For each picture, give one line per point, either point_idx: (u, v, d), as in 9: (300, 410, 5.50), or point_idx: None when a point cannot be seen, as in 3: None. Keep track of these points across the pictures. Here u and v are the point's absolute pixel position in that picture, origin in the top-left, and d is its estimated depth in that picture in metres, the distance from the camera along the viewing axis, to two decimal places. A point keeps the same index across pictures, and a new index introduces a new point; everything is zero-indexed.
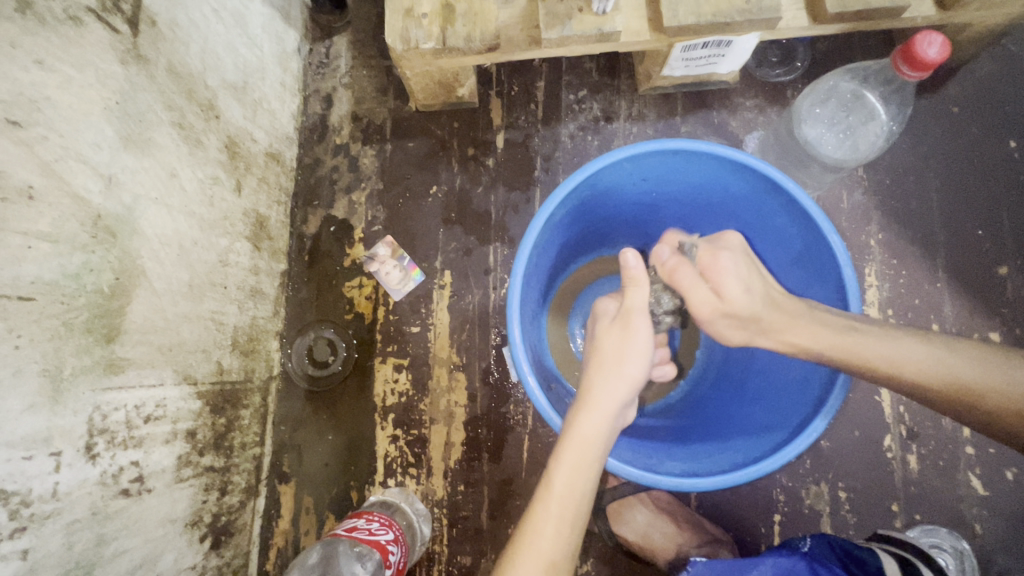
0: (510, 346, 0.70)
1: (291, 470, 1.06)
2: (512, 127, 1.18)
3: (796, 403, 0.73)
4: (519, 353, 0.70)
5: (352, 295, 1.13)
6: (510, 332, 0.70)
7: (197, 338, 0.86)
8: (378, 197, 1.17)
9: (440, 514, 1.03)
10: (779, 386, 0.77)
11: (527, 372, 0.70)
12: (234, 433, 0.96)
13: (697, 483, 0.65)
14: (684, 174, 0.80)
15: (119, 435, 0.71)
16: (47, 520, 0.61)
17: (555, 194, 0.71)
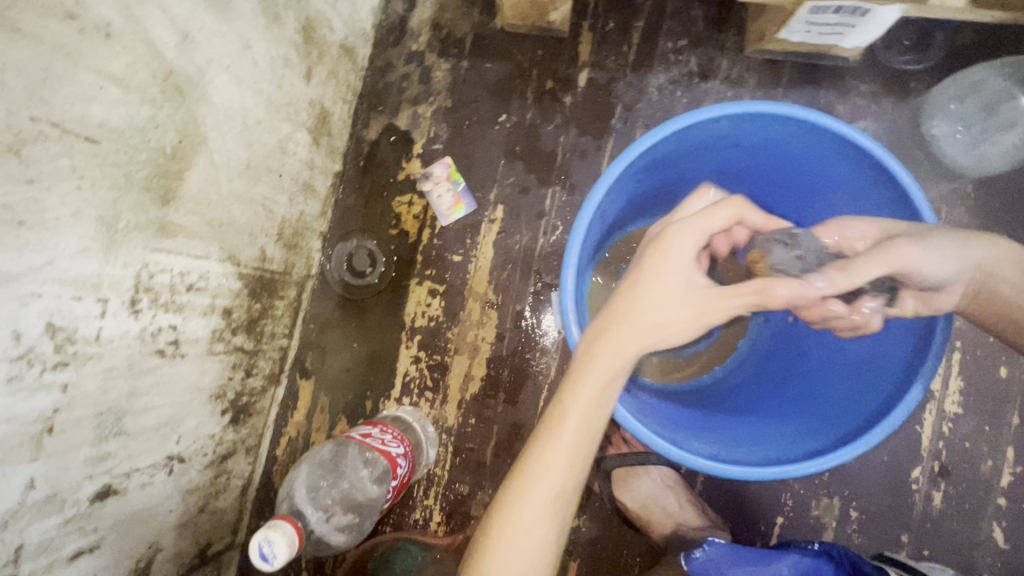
0: (561, 293, 0.66)
1: (313, 367, 1.09)
2: (598, 66, 1.10)
3: (844, 415, 0.69)
4: (568, 311, 0.66)
5: (400, 211, 1.10)
6: (563, 278, 0.66)
7: (246, 219, 0.86)
8: (444, 114, 1.11)
9: (447, 442, 1.05)
10: (827, 394, 0.73)
11: (572, 324, 0.66)
12: (266, 320, 0.98)
13: (723, 469, 0.62)
14: (783, 147, 0.73)
15: (162, 297, 0.72)
16: (88, 362, 0.62)
17: (643, 141, 0.65)
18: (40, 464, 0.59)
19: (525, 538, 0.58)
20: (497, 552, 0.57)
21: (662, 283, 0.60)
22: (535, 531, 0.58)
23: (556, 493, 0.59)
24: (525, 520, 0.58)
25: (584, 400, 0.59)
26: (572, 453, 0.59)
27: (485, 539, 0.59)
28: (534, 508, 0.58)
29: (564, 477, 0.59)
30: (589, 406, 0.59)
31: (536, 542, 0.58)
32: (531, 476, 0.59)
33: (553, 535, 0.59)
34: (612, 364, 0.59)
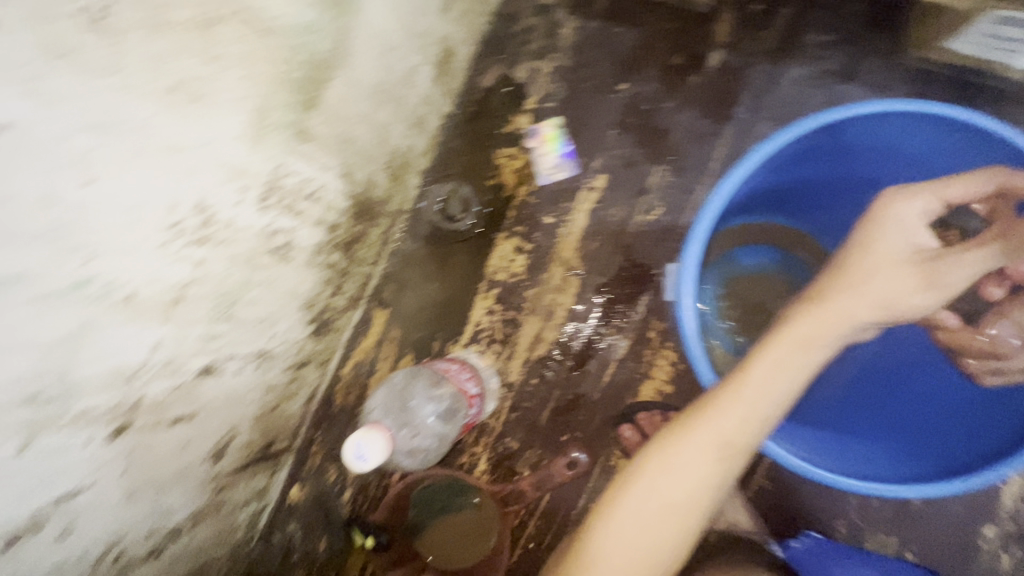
0: (681, 265, 0.65)
1: (389, 299, 1.11)
2: (734, 48, 1.04)
3: (951, 450, 0.70)
4: (686, 312, 0.64)
5: (501, 162, 1.10)
6: (687, 250, 0.65)
7: (365, 141, 0.87)
8: (563, 73, 1.09)
9: (506, 396, 1.06)
10: (936, 432, 0.73)
11: (687, 298, 0.65)
12: (360, 244, 1.00)
13: (841, 482, 0.64)
14: (890, 139, 0.73)
15: (287, 199, 0.74)
16: (220, 245, 0.66)
17: (809, 123, 0.65)
18: (166, 328, 0.63)
19: (681, 473, 0.61)
20: (651, 477, 0.62)
21: (866, 272, 0.63)
22: (694, 468, 0.61)
23: (724, 441, 0.61)
24: (686, 457, 0.61)
25: (773, 364, 0.62)
26: (749, 411, 0.61)
27: (642, 463, 0.63)
28: (697, 448, 0.61)
29: (736, 428, 0.61)
30: (777, 367, 0.62)
31: (692, 478, 0.61)
32: (702, 419, 0.62)
33: (710, 482, 0.61)
34: (807, 337, 0.63)
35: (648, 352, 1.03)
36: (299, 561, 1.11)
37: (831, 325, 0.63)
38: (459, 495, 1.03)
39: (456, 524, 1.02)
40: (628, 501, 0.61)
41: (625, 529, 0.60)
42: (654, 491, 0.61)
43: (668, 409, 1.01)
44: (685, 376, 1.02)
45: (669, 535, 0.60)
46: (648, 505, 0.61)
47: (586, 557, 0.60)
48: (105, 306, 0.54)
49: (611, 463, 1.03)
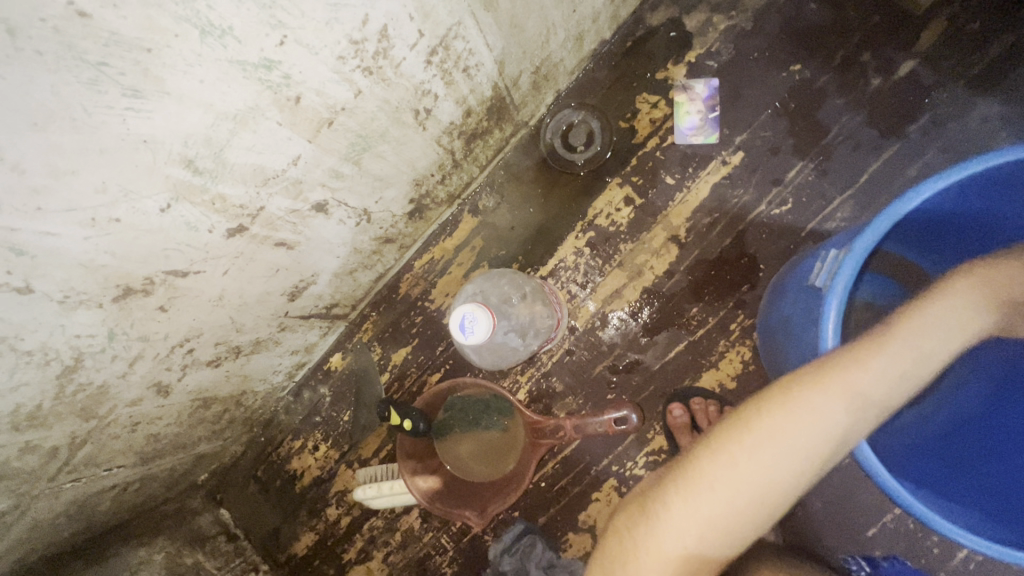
0: (847, 254, 0.62)
1: (484, 209, 1.09)
2: (931, 62, 0.95)
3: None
4: (833, 303, 0.62)
5: (640, 108, 1.05)
6: (859, 241, 0.61)
7: (530, 35, 0.83)
8: (738, 34, 1.02)
9: (567, 338, 1.05)
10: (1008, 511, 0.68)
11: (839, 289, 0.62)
12: (481, 142, 0.97)
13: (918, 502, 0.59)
14: None
15: (449, 63, 0.72)
16: (381, 83, 0.64)
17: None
18: (309, 147, 0.62)
19: (810, 420, 0.58)
20: (769, 421, 0.59)
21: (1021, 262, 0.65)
22: (830, 407, 0.58)
23: (863, 390, 0.59)
24: (819, 402, 0.58)
25: (919, 326, 0.62)
26: (893, 364, 0.60)
27: (760, 406, 0.61)
28: (831, 394, 0.58)
29: (879, 379, 0.59)
30: (932, 329, 0.62)
31: (825, 418, 0.58)
32: (844, 360, 0.59)
33: (836, 436, 0.58)
34: (948, 304, 0.63)
35: (723, 343, 0.99)
36: (321, 422, 1.15)
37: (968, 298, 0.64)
38: (495, 415, 1.03)
39: (483, 438, 1.03)
40: (739, 439, 0.60)
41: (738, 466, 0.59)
42: (784, 422, 0.59)
43: (724, 404, 0.98)
44: (752, 379, 0.99)
45: (780, 481, 0.59)
46: (767, 447, 0.59)
47: (689, 483, 0.61)
48: (276, 98, 0.53)
49: (648, 436, 1.01)
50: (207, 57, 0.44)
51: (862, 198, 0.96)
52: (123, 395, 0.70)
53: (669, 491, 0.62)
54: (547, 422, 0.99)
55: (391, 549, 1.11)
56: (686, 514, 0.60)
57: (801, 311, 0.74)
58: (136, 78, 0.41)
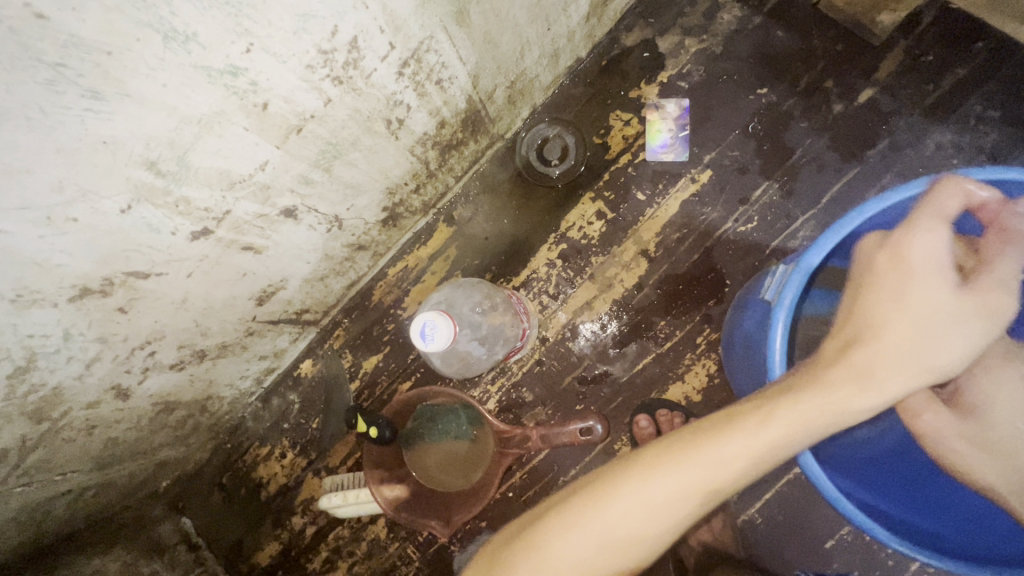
0: (795, 268, 0.64)
1: (458, 219, 1.11)
2: (889, 91, 1.00)
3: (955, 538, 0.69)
4: (781, 316, 0.64)
5: (614, 125, 1.07)
6: (807, 255, 0.64)
7: (504, 51, 0.85)
8: (708, 58, 1.05)
9: (538, 348, 1.06)
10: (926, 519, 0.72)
11: (788, 300, 0.64)
12: (456, 153, 0.99)
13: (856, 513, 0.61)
14: None
15: (422, 75, 0.73)
16: (351, 93, 0.65)
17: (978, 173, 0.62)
18: (277, 152, 0.63)
19: (639, 518, 0.49)
20: (720, 469, 0.48)
21: (914, 302, 0.54)
22: (669, 506, 0.48)
23: (711, 488, 0.48)
24: (655, 499, 0.49)
25: (789, 413, 0.50)
26: (758, 458, 0.49)
27: (593, 492, 0.51)
28: (676, 490, 0.49)
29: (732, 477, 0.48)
30: (808, 423, 0.50)
31: (659, 519, 0.49)
32: (697, 450, 0.49)
33: (664, 537, 0.49)
34: (836, 399, 0.51)
35: (689, 356, 1.01)
36: (289, 429, 1.14)
37: (865, 389, 0.52)
38: (464, 425, 1.03)
39: (452, 448, 1.04)
40: (668, 488, 0.49)
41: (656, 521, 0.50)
42: (608, 517, 0.49)
43: (690, 415, 1.00)
44: (716, 391, 1.01)
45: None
46: (656, 526, 0.49)
47: None
48: (242, 104, 0.54)
49: (615, 447, 1.02)
50: (170, 62, 0.45)
51: (824, 218, 1.00)
52: (80, 396, 0.69)
53: None
54: (513, 433, 0.99)
55: (356, 559, 1.10)
56: None
57: (756, 325, 0.76)
58: (96, 80, 0.42)
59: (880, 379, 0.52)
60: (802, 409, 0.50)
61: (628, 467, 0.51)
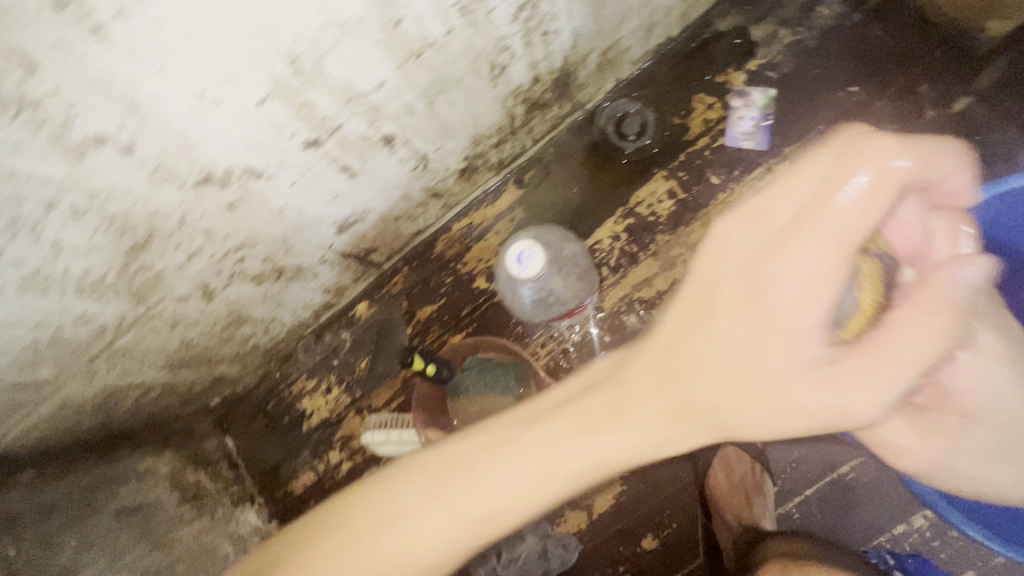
0: None
1: (528, 182, 1.12)
2: (986, 102, 0.98)
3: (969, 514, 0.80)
4: None
5: (696, 107, 1.07)
6: None
7: (607, 15, 0.86)
8: (802, 50, 1.04)
9: (592, 317, 1.07)
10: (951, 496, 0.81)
11: None
12: (539, 114, 1.00)
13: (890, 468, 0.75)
14: None
15: (532, 23, 0.75)
16: (470, 26, 0.67)
17: None
18: (394, 74, 0.66)
19: (416, 526, 0.59)
20: (496, 502, 0.58)
21: (799, 306, 0.43)
22: (484, 496, 0.58)
23: (502, 503, 0.58)
24: (459, 497, 0.59)
25: (597, 443, 0.55)
26: (543, 475, 0.57)
27: (415, 475, 0.61)
28: (469, 498, 0.58)
29: (520, 491, 0.57)
30: (607, 450, 0.55)
31: (452, 525, 0.59)
32: (503, 451, 0.58)
33: (445, 540, 0.59)
34: (646, 428, 0.53)
35: None
36: (337, 366, 1.17)
37: (678, 423, 0.52)
38: (511, 384, 1.02)
39: (493, 405, 1.02)
40: (476, 497, 0.58)
41: (560, 472, 0.56)
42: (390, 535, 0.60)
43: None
44: None
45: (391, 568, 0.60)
46: (441, 540, 0.59)
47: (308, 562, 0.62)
48: (380, 17, 0.57)
49: None
50: None
51: None
52: (174, 287, 0.73)
53: (334, 542, 0.62)
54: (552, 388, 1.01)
55: None
56: None
57: None
58: None
59: (721, 411, 0.50)
60: (598, 433, 0.55)
61: (468, 444, 0.61)
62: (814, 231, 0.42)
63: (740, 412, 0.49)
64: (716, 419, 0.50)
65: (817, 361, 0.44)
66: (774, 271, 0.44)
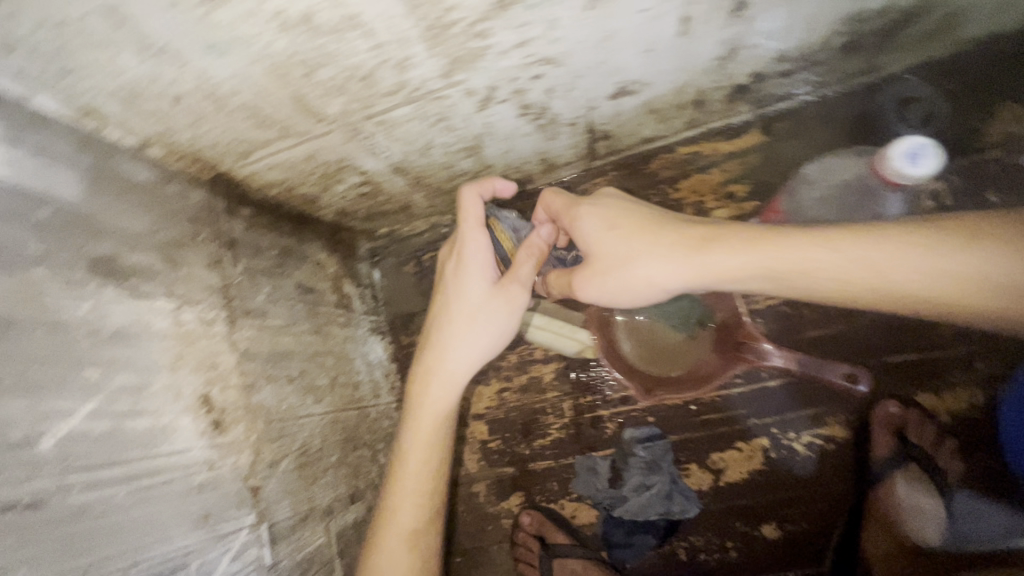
0: None
1: (776, 131, 1.04)
2: None
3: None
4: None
5: (1001, 117, 0.95)
6: None
7: None
8: None
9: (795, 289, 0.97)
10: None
11: None
12: (844, 61, 0.91)
13: None
14: None
15: None
16: None
17: None
18: None
19: (402, 481, 0.82)
20: (423, 434, 0.82)
21: (467, 287, 0.80)
22: (417, 463, 0.82)
23: (438, 427, 0.82)
24: (410, 481, 0.81)
25: (431, 393, 0.82)
26: (431, 423, 0.82)
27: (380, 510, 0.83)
28: (411, 464, 0.82)
29: (436, 422, 0.81)
30: (440, 386, 0.82)
31: (419, 465, 0.82)
32: (404, 433, 0.84)
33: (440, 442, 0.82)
34: (466, 363, 0.82)
35: (958, 375, 0.89)
36: None
37: (473, 342, 0.81)
38: (690, 322, 0.99)
39: (668, 336, 1.00)
40: (413, 458, 0.81)
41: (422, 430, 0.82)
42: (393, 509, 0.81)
43: (944, 435, 0.88)
44: (973, 423, 0.88)
45: (416, 484, 0.81)
46: (427, 457, 0.82)
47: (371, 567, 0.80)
48: None
49: (827, 420, 0.95)
50: None
51: None
52: (477, 73, 0.69)
53: (375, 547, 0.81)
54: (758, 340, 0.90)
55: (510, 386, 1.11)
56: (383, 563, 0.79)
57: None
58: None
59: (465, 326, 0.81)
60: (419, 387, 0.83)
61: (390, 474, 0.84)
62: (473, 223, 0.80)
63: (483, 344, 0.81)
64: (482, 328, 0.80)
65: (479, 294, 0.80)
66: (457, 272, 0.82)
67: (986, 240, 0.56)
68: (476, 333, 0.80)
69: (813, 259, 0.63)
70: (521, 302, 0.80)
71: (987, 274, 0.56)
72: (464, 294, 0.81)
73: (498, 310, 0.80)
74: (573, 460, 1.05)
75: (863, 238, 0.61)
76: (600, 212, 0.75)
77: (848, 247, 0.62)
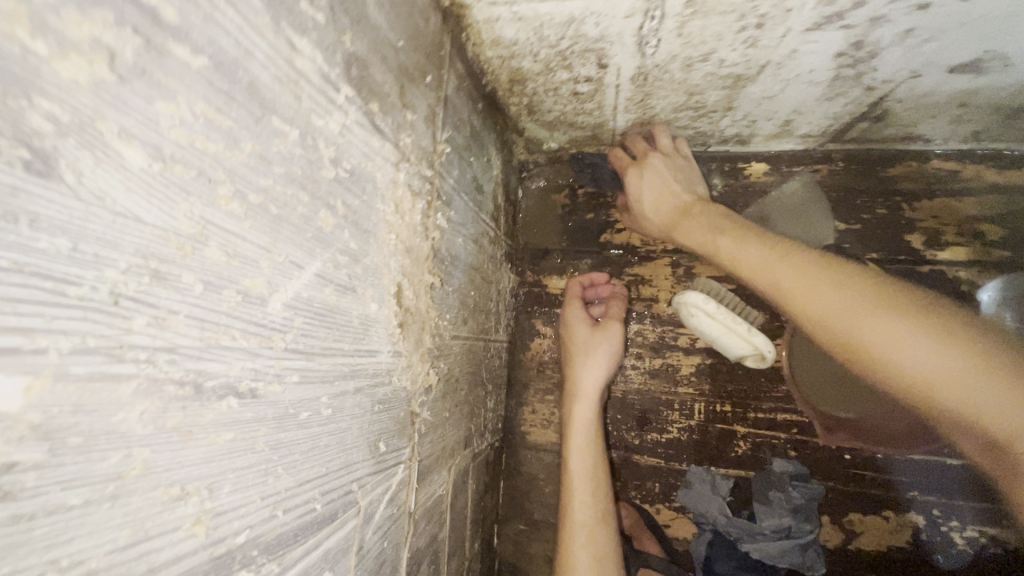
0: None
1: None
2: None
3: None
4: None
5: None
6: None
7: None
8: None
9: None
10: None
11: None
12: None
13: None
14: None
15: None
16: None
17: None
18: None
19: (573, 506, 0.78)
20: (575, 458, 0.81)
21: (574, 334, 0.89)
22: (580, 488, 0.80)
23: (587, 443, 0.81)
24: (580, 503, 0.78)
25: (579, 414, 0.84)
26: (581, 445, 0.82)
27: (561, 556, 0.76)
28: (575, 494, 0.79)
29: (582, 439, 0.82)
30: (584, 403, 0.84)
31: (580, 487, 0.80)
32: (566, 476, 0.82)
33: (591, 463, 0.80)
34: (581, 393, 0.85)
35: None
36: None
37: (596, 372, 0.85)
38: None
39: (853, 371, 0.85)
40: (576, 470, 0.80)
41: (576, 455, 0.81)
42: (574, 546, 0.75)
43: None
44: None
45: (586, 504, 0.78)
46: (586, 479, 0.79)
47: None
48: None
49: (1006, 522, 0.81)
50: None
51: None
52: None
53: None
54: None
55: (637, 365, 0.95)
56: None
57: None
58: None
59: (584, 357, 0.86)
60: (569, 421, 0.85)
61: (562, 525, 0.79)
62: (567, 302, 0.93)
63: (602, 371, 0.85)
64: (604, 361, 0.86)
65: (584, 333, 0.88)
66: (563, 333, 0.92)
67: (864, 290, 0.56)
68: (596, 364, 0.85)
69: (785, 282, 0.62)
70: (619, 329, 0.88)
71: (890, 325, 0.52)
72: (578, 339, 0.88)
73: (608, 340, 0.86)
74: (686, 468, 0.92)
75: (876, 300, 0.54)
76: (664, 182, 0.84)
77: (829, 288, 0.58)
